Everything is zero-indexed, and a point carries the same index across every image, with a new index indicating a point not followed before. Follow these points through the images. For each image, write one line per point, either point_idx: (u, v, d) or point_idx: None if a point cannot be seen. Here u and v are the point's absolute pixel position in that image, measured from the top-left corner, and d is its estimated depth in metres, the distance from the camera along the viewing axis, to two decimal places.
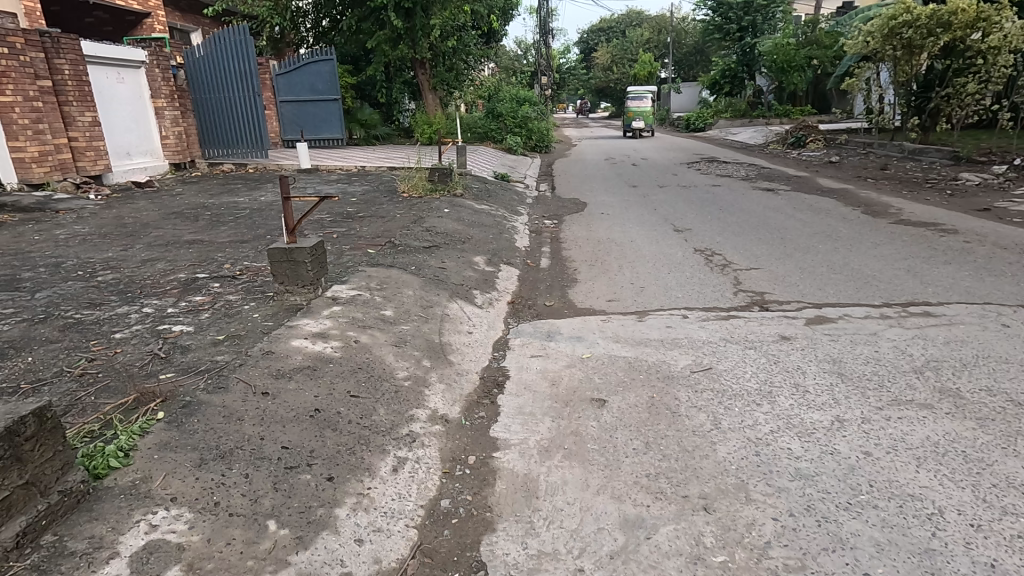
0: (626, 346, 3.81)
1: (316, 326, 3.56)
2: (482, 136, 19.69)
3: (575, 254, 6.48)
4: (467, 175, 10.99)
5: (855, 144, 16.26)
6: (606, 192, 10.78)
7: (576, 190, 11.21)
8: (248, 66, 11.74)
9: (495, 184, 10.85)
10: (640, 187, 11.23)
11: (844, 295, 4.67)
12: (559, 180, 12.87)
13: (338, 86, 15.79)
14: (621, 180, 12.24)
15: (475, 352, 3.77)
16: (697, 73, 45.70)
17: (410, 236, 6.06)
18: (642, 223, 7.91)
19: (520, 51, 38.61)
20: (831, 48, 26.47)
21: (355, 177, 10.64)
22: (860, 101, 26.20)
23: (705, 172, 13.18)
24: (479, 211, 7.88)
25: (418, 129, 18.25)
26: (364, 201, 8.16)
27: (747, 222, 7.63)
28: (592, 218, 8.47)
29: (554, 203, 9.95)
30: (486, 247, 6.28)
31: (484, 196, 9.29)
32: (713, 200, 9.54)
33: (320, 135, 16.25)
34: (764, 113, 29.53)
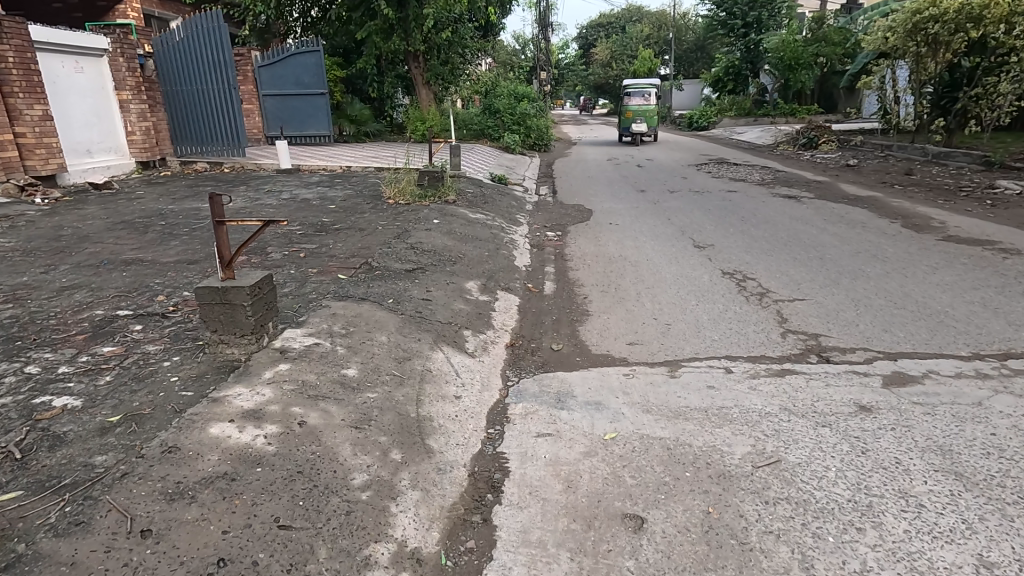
0: (661, 420, 2.93)
1: (250, 399, 2.65)
2: (479, 133, 18.99)
3: (584, 277, 5.58)
4: (462, 178, 10.07)
5: (872, 146, 15.40)
6: (612, 198, 9.88)
7: (580, 194, 10.31)
8: (224, 56, 10.77)
9: (491, 188, 9.93)
10: (649, 192, 10.34)
11: (920, 342, 3.80)
12: (561, 183, 11.97)
13: (326, 80, 14.86)
14: (628, 183, 11.34)
15: (463, 428, 2.88)
16: (698, 70, 44.75)
17: (391, 256, 5.15)
18: (657, 236, 7.02)
19: (518, 46, 37.61)
20: (841, 46, 25.58)
21: (339, 179, 9.73)
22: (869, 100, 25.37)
23: (718, 175, 12.30)
24: (474, 222, 6.97)
25: (411, 126, 17.31)
26: (343, 209, 7.24)
27: (775, 237, 6.75)
28: (600, 228, 7.58)
29: (556, 210, 9.04)
30: (480, 268, 5.38)
31: (480, 202, 8.38)
32: (732, 208, 8.66)
33: (306, 131, 15.28)
34: (769, 111, 28.63)
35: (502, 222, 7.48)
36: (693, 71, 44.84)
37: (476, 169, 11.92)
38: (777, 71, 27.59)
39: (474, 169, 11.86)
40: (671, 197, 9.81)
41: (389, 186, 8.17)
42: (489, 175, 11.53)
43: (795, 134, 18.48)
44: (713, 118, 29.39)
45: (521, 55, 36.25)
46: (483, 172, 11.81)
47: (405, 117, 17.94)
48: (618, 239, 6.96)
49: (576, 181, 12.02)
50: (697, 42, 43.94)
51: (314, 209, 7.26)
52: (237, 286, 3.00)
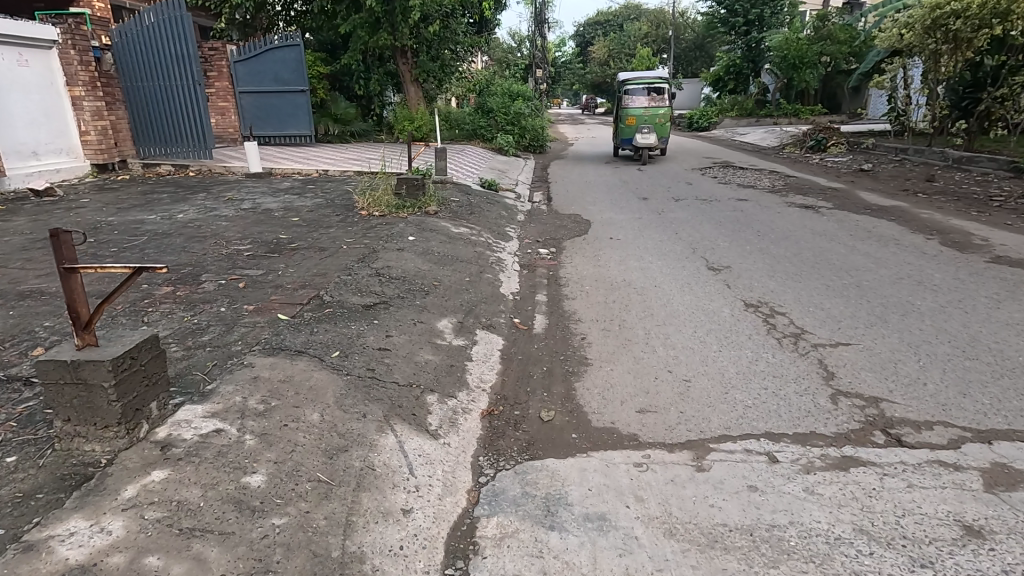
0: (691, 557, 2.07)
1: (84, 544, 1.78)
2: (471, 133, 18.13)
3: (581, 308, 4.73)
4: (447, 185, 9.20)
5: (885, 149, 14.59)
6: (613, 207, 9.03)
7: (577, 202, 9.47)
8: (189, 49, 9.85)
9: (480, 195, 9.06)
10: (652, 201, 9.50)
11: (1012, 413, 2.96)
12: (557, 188, 11.14)
13: (307, 76, 14.01)
14: (629, 190, 10.50)
15: (409, 571, 2.01)
16: (697, 69, 43.86)
17: (349, 286, 4.29)
18: (665, 255, 6.17)
19: (514, 43, 36.68)
20: (846, 44, 24.74)
21: (313, 185, 8.85)
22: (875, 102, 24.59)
23: (725, 181, 11.48)
24: (456, 239, 6.10)
25: (399, 126, 16.48)
26: (308, 222, 6.38)
27: (800, 257, 5.92)
28: (599, 243, 6.73)
29: (550, 221, 8.18)
30: (458, 299, 4.51)
31: (465, 213, 7.51)
32: (746, 220, 7.82)
33: (286, 131, 14.41)
34: (772, 112, 27.80)
35: (489, 238, 6.61)
36: (693, 70, 43.97)
37: (465, 174, 11.05)
38: (780, 70, 26.74)
39: (462, 173, 10.99)
40: (676, 207, 8.97)
41: (363, 196, 7.30)
42: (478, 180, 10.67)
43: (801, 135, 17.66)
44: (714, 118, 28.56)
45: (517, 53, 35.29)
46: (472, 177, 10.94)
47: (393, 116, 17.08)
48: (620, 258, 6.11)
49: (574, 187, 11.20)
50: (697, 40, 43.02)
51: (274, 222, 6.38)
52: (94, 359, 2.12)
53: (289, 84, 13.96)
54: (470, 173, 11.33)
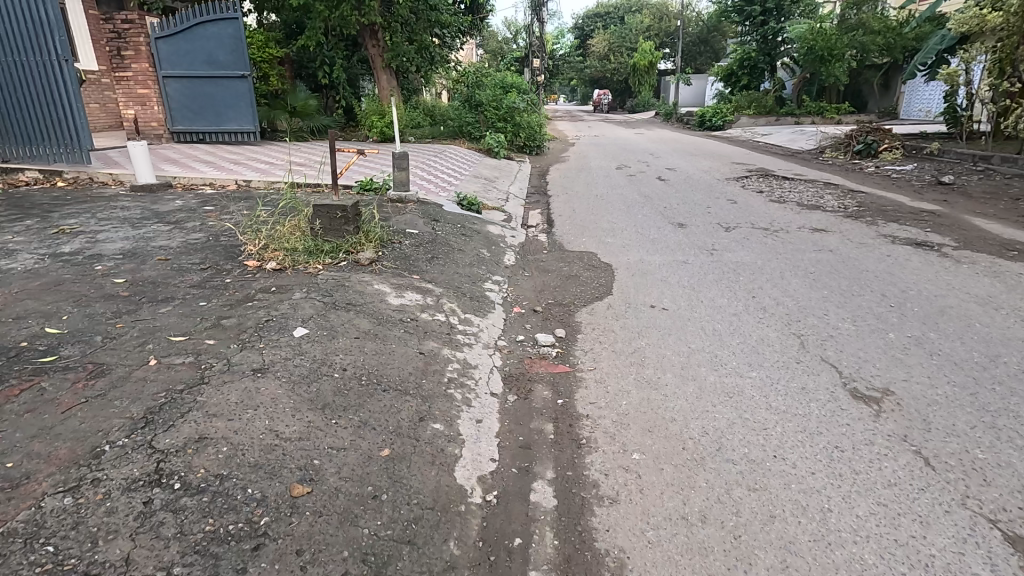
0: None
1: None
2: (456, 130, 15.51)
3: (639, 549, 2.06)
4: (406, 210, 6.52)
5: (959, 157, 11.95)
6: (641, 241, 6.38)
7: (589, 232, 6.84)
8: (49, 13, 7.06)
9: (451, 222, 6.39)
10: (695, 231, 6.86)
11: None
12: (563, 207, 8.52)
13: (247, 58, 11.32)
14: (656, 213, 7.90)
15: None
16: (703, 64, 41.13)
17: (41, 554, 1.62)
18: (759, 356, 3.54)
19: (509, 33, 33.63)
20: (881, 35, 22.01)
21: (213, 207, 6.17)
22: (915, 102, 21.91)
23: (780, 199, 8.85)
24: (391, 327, 3.43)
25: (367, 123, 13.76)
26: (138, 287, 3.69)
27: (1009, 369, 3.29)
28: (637, 324, 4.08)
29: (554, 266, 5.53)
30: (344, 556, 1.84)
31: (422, 260, 4.83)
32: (850, 269, 5.20)
33: (222, 126, 11.66)
34: (794, 110, 25.11)
35: (456, 313, 3.95)
36: (698, 65, 41.18)
37: (436, 188, 8.37)
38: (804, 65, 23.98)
39: (431, 187, 8.32)
40: (732, 241, 6.35)
41: (261, 235, 4.62)
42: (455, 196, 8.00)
43: (844, 138, 15.03)
44: (729, 115, 25.60)
45: (511, 45, 32.25)
46: (446, 191, 8.26)
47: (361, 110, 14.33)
48: (682, 363, 3.46)
49: (583, 205, 8.59)
50: (703, 33, 40.13)
51: (74, 287, 3.65)
52: None
53: (224, 67, 11.27)
54: (444, 185, 8.67)
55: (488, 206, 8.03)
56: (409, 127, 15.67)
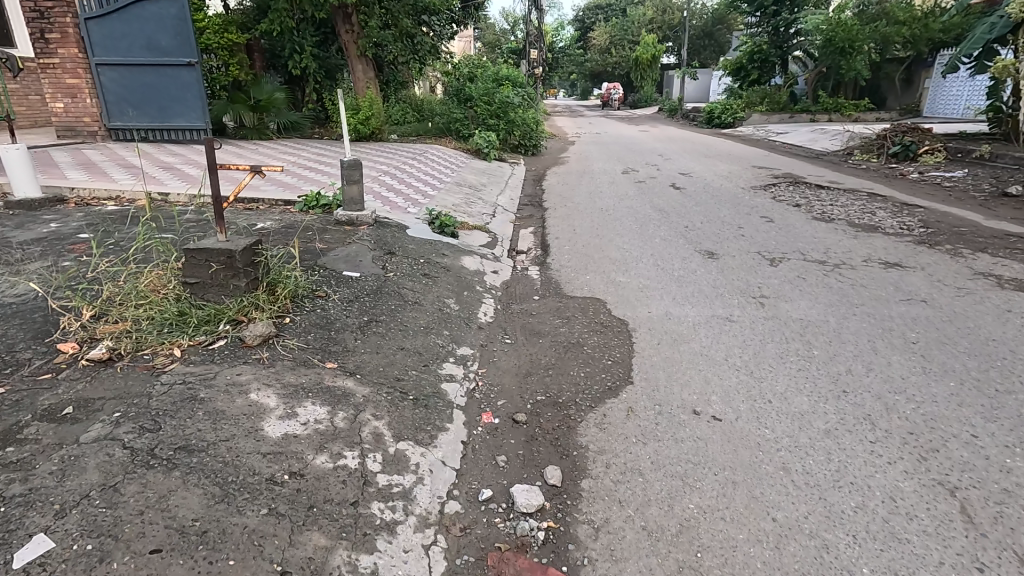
0: None
1: None
2: (444, 129, 13.97)
3: None
4: (355, 240, 4.95)
5: (1018, 162, 10.39)
6: (663, 282, 4.83)
7: (594, 266, 5.29)
8: None
9: (414, 254, 4.82)
10: (732, 265, 5.30)
11: None
12: (561, 226, 6.95)
13: (195, 43, 9.77)
14: (677, 236, 6.35)
15: None
16: (707, 58, 39.52)
17: None
18: (908, 553, 1.99)
19: (506, 24, 31.80)
20: (907, 26, 20.48)
21: (90, 235, 4.59)
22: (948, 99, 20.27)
23: (825, 216, 7.29)
24: (240, 511, 1.87)
25: (340, 119, 12.04)
26: None
27: None
28: (679, 458, 2.52)
29: (548, 326, 3.97)
30: None
31: (349, 331, 3.26)
32: (967, 335, 3.67)
33: (167, 122, 10.10)
34: (809, 106, 23.51)
35: (379, 444, 2.39)
36: (703, 59, 39.58)
37: (401, 203, 6.78)
38: (822, 59, 22.44)
39: (394, 203, 6.73)
40: (784, 282, 4.80)
41: (104, 296, 3.06)
42: (425, 215, 6.43)
43: (876, 139, 13.48)
44: (740, 112, 23.96)
45: (508, 38, 30.54)
46: (414, 207, 6.68)
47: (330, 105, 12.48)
48: (772, 573, 1.93)
49: (586, 223, 7.03)
50: (708, 25, 38.54)
51: None
52: None
53: (167, 54, 9.73)
54: (411, 199, 7.09)
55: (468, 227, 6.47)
56: (390, 126, 14.07)
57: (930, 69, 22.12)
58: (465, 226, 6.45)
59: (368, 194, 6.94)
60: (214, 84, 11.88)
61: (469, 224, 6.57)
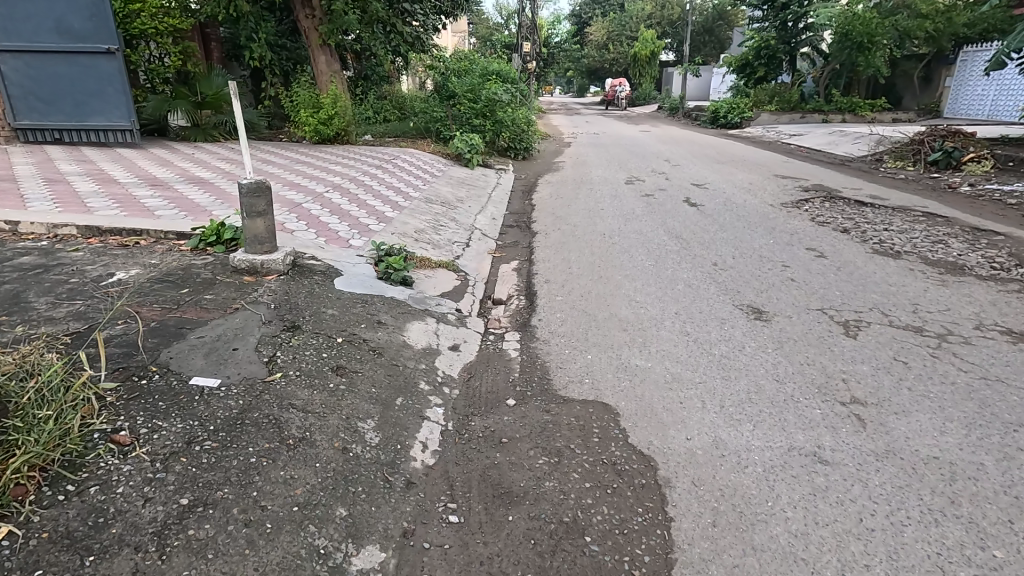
0: None
1: None
2: (424, 129, 12.75)
3: None
4: (248, 303, 3.37)
5: None
6: (700, 371, 3.27)
7: (596, 335, 3.74)
8: None
9: (331, 328, 3.24)
10: (791, 334, 3.75)
11: None
12: (553, 262, 5.37)
13: (116, 29, 8.18)
14: (705, 280, 4.79)
15: None
16: (707, 54, 38.04)
17: None
18: None
19: (499, 18, 30.11)
20: (930, 20, 18.90)
21: None
22: (986, 101, 18.88)
23: (885, 248, 5.76)
24: None
25: (297, 118, 10.32)
26: None
27: None
28: None
29: (523, 475, 2.40)
30: None
31: (130, 548, 1.69)
32: None
33: (83, 122, 8.49)
34: (822, 104, 21.96)
35: None
36: (703, 55, 37.98)
37: (340, 232, 5.17)
38: (836, 55, 20.82)
39: (330, 232, 5.12)
40: (879, 369, 3.26)
41: None
42: (369, 251, 4.83)
43: (909, 144, 11.98)
44: (748, 111, 22.35)
45: (501, 31, 28.78)
46: (357, 238, 5.08)
47: (282, 100, 10.79)
48: None
49: (585, 257, 5.46)
50: (709, 20, 36.93)
51: None
52: None
53: (82, 41, 8.11)
54: (356, 223, 5.51)
55: (427, 267, 4.90)
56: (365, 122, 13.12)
57: (952, 66, 20.60)
58: (419, 264, 4.88)
59: (297, 217, 5.31)
60: (151, 77, 10.35)
61: (426, 260, 5.00)
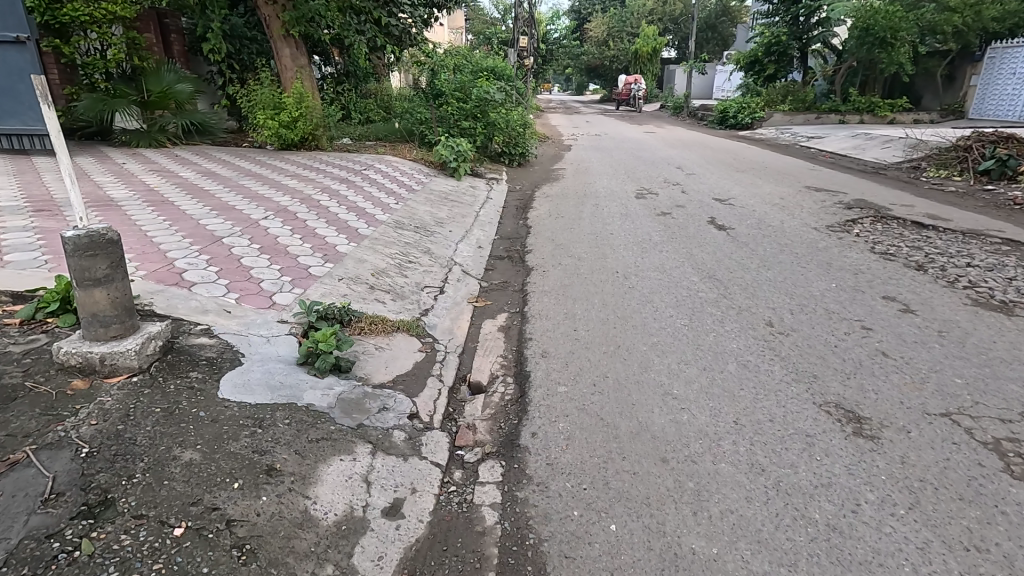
0: None
1: None
2: (408, 132, 11.51)
3: None
4: (44, 448, 2.02)
5: None
6: (805, 573, 1.93)
7: (621, 474, 2.41)
8: None
9: (171, 503, 1.88)
10: (925, 473, 2.41)
11: None
12: (554, 321, 4.01)
13: (29, 16, 6.79)
14: (763, 356, 3.46)
15: None
16: (711, 51, 36.68)
17: None
18: None
19: (494, 11, 28.64)
20: (958, 13, 17.56)
21: None
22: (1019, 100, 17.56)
23: (987, 296, 4.42)
24: None
25: (254, 119, 8.91)
26: None
27: None
28: None
29: None
30: None
31: None
32: None
33: None
34: (838, 104, 20.61)
35: None
36: (707, 52, 36.63)
37: (265, 282, 3.82)
38: (854, 51, 19.48)
39: (251, 282, 3.76)
40: None
41: None
42: (295, 314, 3.47)
43: (952, 150, 10.65)
44: (759, 111, 21.00)
45: (498, 25, 27.32)
46: (286, 292, 3.73)
47: (239, 99, 9.38)
48: None
49: (595, 312, 4.13)
50: (712, 15, 35.54)
51: None
52: None
53: None
54: (292, 267, 4.16)
55: (367, 336, 3.55)
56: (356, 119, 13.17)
57: (978, 64, 19.27)
58: (352, 332, 3.53)
59: (209, 259, 3.94)
60: (88, 72, 8.90)
61: (362, 322, 3.63)
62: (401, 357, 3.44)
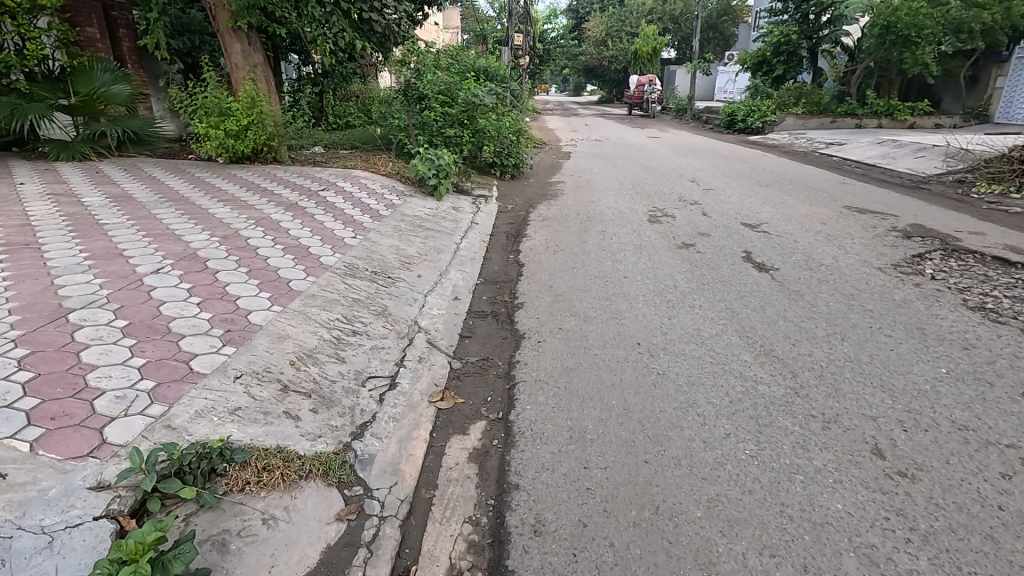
0: None
1: None
2: (386, 141, 10.29)
3: None
4: None
5: None
6: None
7: None
8: None
9: None
10: None
11: None
12: (555, 449, 2.67)
13: None
14: (892, 531, 2.15)
15: None
16: (712, 52, 35.46)
17: None
18: None
19: (487, 8, 27.15)
20: (987, 9, 16.36)
21: None
22: None
23: None
24: None
25: (197, 128, 7.58)
26: None
27: None
28: None
29: None
30: None
31: None
32: None
33: None
34: (854, 108, 19.32)
35: None
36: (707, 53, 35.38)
37: (103, 396, 2.47)
38: (872, 50, 18.22)
39: (78, 400, 2.42)
40: None
41: None
42: (128, 466, 2.13)
43: (1004, 161, 9.37)
44: (770, 115, 19.68)
45: (492, 23, 25.86)
46: (131, 417, 2.38)
47: (182, 103, 8.03)
48: None
49: (615, 430, 2.79)
50: (714, 15, 34.26)
51: None
52: None
53: None
54: (163, 360, 2.80)
55: (253, 497, 2.20)
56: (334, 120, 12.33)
57: (1004, 64, 18.08)
58: (231, 490, 2.19)
59: (25, 357, 2.61)
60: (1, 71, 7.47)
61: (253, 468, 2.30)
62: (304, 540, 2.10)
